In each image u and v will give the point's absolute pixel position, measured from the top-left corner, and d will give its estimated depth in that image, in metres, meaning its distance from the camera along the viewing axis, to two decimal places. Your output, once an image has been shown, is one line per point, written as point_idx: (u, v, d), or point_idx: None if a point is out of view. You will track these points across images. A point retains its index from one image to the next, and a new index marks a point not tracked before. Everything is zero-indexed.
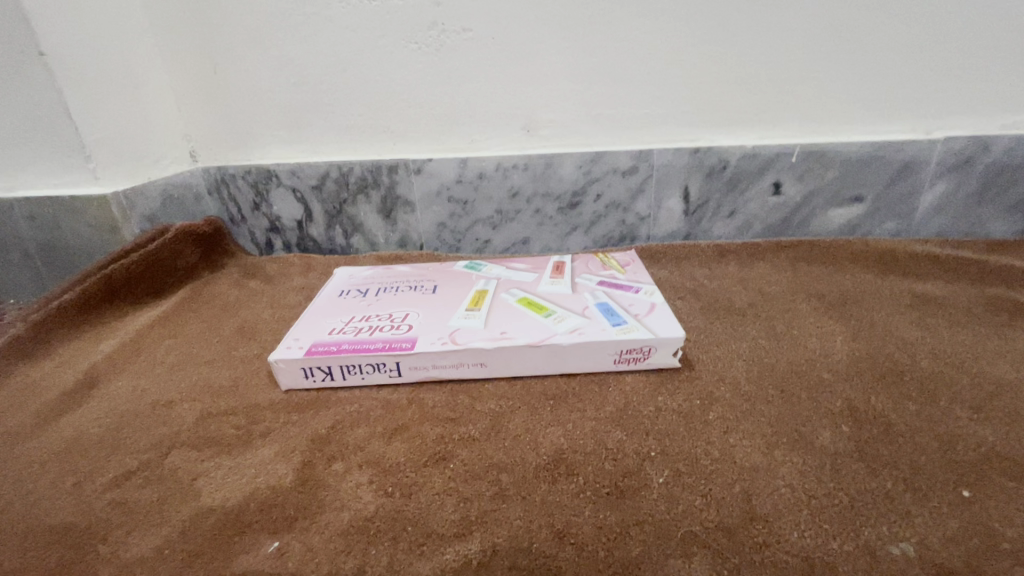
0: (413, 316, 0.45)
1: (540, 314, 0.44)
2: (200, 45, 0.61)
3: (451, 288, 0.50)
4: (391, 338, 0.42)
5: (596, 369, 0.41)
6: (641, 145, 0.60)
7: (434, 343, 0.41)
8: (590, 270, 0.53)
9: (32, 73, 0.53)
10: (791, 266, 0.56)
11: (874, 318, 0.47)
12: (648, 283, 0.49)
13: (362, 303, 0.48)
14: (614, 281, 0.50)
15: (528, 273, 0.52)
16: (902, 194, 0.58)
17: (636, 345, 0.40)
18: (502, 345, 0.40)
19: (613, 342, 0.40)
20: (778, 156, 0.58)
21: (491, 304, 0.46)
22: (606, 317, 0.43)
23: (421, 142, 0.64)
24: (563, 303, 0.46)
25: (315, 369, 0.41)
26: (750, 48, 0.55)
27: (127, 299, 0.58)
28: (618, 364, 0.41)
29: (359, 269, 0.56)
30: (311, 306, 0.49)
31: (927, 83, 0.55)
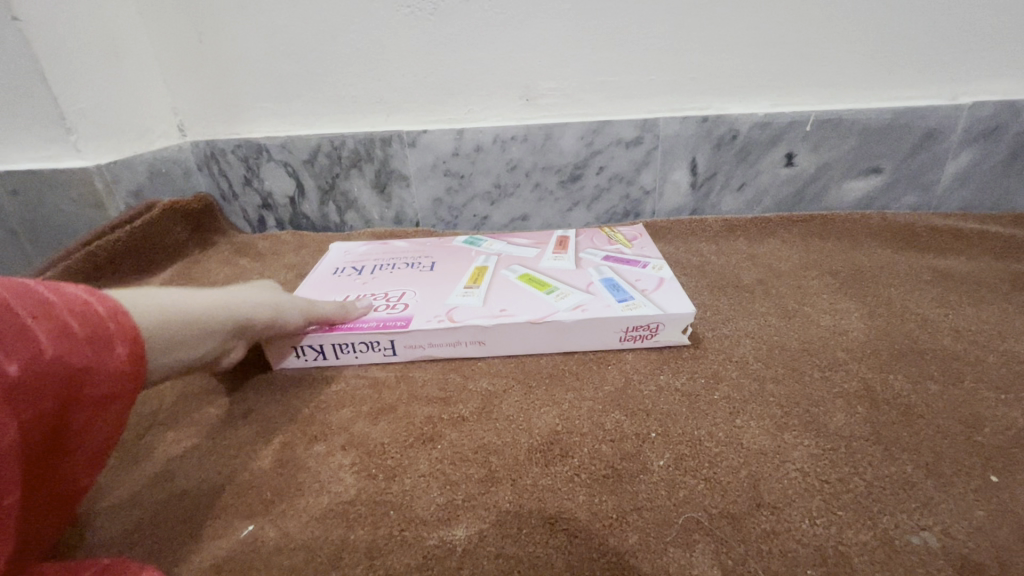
0: (409, 294, 0.43)
1: (541, 290, 0.41)
2: (185, 12, 0.59)
3: (449, 264, 0.48)
4: (385, 315, 0.40)
5: (602, 347, 0.39)
6: (646, 114, 0.57)
7: (430, 320, 0.39)
8: (595, 245, 0.50)
9: (8, 40, 0.50)
10: (803, 242, 0.53)
11: (891, 295, 0.44)
12: (656, 258, 0.47)
13: (357, 282, 0.46)
14: (621, 256, 0.48)
15: (530, 248, 0.50)
16: (924, 165, 0.55)
17: (644, 321, 0.38)
18: (501, 322, 0.38)
19: (618, 319, 0.37)
20: (791, 124, 0.54)
21: (491, 280, 0.44)
22: (612, 293, 0.40)
23: (416, 114, 0.61)
24: (566, 279, 0.43)
25: (306, 348, 0.39)
26: (764, 10, 0.51)
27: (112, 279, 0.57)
28: (624, 342, 0.38)
29: (354, 246, 0.54)
30: (303, 285, 0.47)
31: (954, 45, 0.51)
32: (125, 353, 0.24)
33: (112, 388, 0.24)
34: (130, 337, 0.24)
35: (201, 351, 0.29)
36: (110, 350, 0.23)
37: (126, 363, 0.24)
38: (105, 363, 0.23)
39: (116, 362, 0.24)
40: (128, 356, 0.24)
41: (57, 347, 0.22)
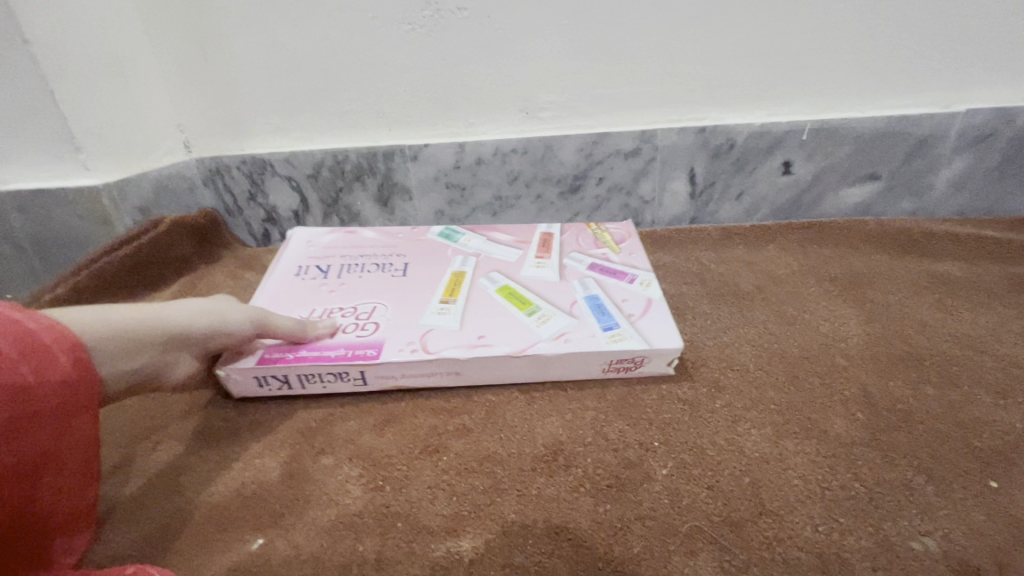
0: (381, 313, 0.41)
1: (521, 313, 0.40)
2: (190, 30, 0.59)
3: (424, 268, 0.46)
4: (355, 344, 0.38)
5: (582, 378, 0.37)
6: (644, 125, 0.58)
7: (402, 350, 0.37)
8: (580, 248, 0.50)
9: (18, 62, 0.52)
10: (802, 249, 0.54)
11: (890, 300, 0.44)
12: (643, 270, 0.46)
13: (322, 292, 0.44)
14: (607, 265, 0.47)
15: (510, 252, 0.48)
16: (919, 171, 0.55)
17: (628, 355, 0.36)
18: (478, 354, 0.36)
19: (602, 352, 0.36)
20: (787, 133, 0.55)
21: (469, 293, 0.43)
22: (595, 318, 0.39)
23: (417, 127, 0.62)
24: (548, 295, 0.42)
25: (269, 377, 0.37)
26: (758, 22, 0.52)
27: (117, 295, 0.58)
28: (605, 374, 0.37)
29: (316, 237, 0.52)
30: (259, 295, 0.44)
31: (946, 53, 0.52)
32: (63, 358, 0.27)
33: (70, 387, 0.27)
34: (64, 343, 0.28)
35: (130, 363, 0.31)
36: (54, 358, 0.27)
37: (71, 368, 0.27)
38: (53, 369, 0.27)
39: (60, 364, 0.27)
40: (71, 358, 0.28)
41: None
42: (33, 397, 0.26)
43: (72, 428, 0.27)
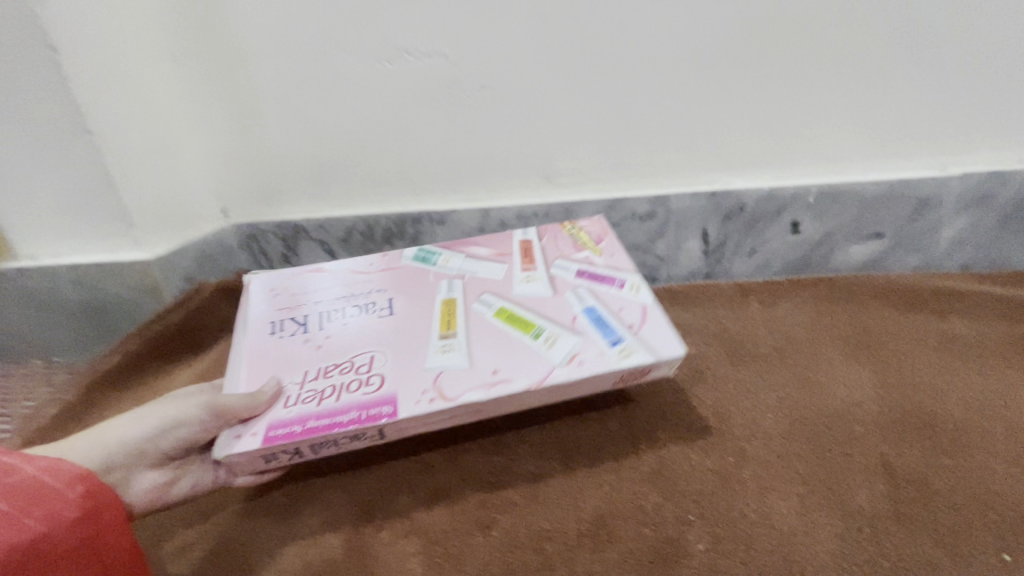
0: (381, 357, 0.42)
1: (528, 336, 0.43)
2: (229, 108, 0.62)
3: (410, 302, 0.47)
4: (364, 400, 0.39)
5: (597, 388, 0.41)
6: (660, 190, 0.61)
7: (420, 398, 0.39)
8: (563, 253, 0.51)
9: (78, 149, 0.57)
10: (815, 306, 0.56)
11: (900, 361, 0.47)
12: (628, 269, 0.49)
13: (309, 348, 0.44)
14: (593, 268, 0.49)
15: (494, 268, 0.50)
16: (922, 229, 0.59)
17: (637, 367, 0.40)
18: (499, 394, 0.39)
19: (614, 372, 0.40)
20: (795, 197, 0.59)
21: (465, 322, 0.45)
22: (596, 339, 0.42)
23: (444, 194, 0.66)
24: (548, 312, 0.45)
25: (279, 453, 0.38)
26: (763, 95, 0.56)
27: (169, 363, 0.62)
28: (617, 382, 0.41)
29: (276, 285, 0.50)
30: (234, 370, 0.43)
31: (942, 120, 0.56)
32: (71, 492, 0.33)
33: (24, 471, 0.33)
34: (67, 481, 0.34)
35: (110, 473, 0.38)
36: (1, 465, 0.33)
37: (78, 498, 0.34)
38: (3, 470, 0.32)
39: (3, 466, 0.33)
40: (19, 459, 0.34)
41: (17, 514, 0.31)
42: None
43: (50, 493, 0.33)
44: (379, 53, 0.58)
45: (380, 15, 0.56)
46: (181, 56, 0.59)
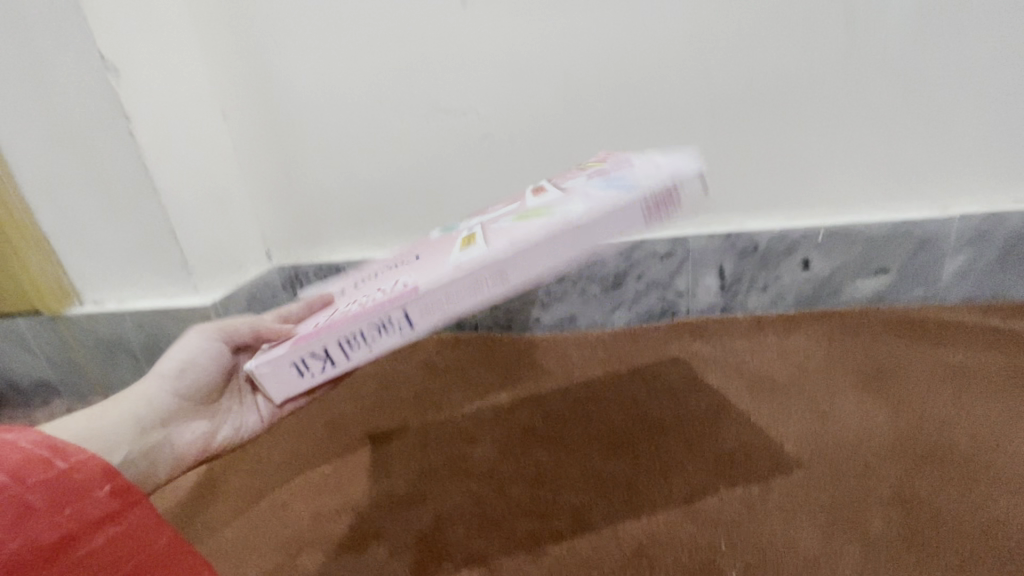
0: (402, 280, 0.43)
1: (542, 218, 0.42)
2: (278, 160, 0.68)
3: (432, 246, 0.48)
4: (385, 297, 0.39)
5: (632, 232, 0.40)
6: (677, 231, 0.66)
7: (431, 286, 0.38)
8: (576, 183, 0.51)
9: (148, 205, 0.61)
10: (826, 338, 0.60)
11: (914, 395, 0.51)
12: (642, 166, 0.49)
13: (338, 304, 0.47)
14: (609, 177, 0.49)
15: (511, 208, 0.50)
16: (925, 264, 0.62)
17: (661, 193, 0.41)
18: (516, 246, 0.38)
19: (634, 200, 0.40)
20: (805, 236, 0.63)
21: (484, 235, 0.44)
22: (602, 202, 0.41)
23: None
24: (565, 201, 0.45)
25: (309, 359, 0.38)
26: (768, 143, 0.61)
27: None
28: (649, 221, 0.41)
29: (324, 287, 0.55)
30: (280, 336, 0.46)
31: (938, 163, 0.60)
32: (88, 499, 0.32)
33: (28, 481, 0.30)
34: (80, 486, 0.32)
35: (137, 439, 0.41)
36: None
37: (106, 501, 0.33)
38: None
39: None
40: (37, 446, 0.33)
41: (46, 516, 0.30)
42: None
43: (72, 491, 0.32)
44: (419, 109, 0.64)
45: (423, 75, 0.62)
46: (234, 115, 0.67)
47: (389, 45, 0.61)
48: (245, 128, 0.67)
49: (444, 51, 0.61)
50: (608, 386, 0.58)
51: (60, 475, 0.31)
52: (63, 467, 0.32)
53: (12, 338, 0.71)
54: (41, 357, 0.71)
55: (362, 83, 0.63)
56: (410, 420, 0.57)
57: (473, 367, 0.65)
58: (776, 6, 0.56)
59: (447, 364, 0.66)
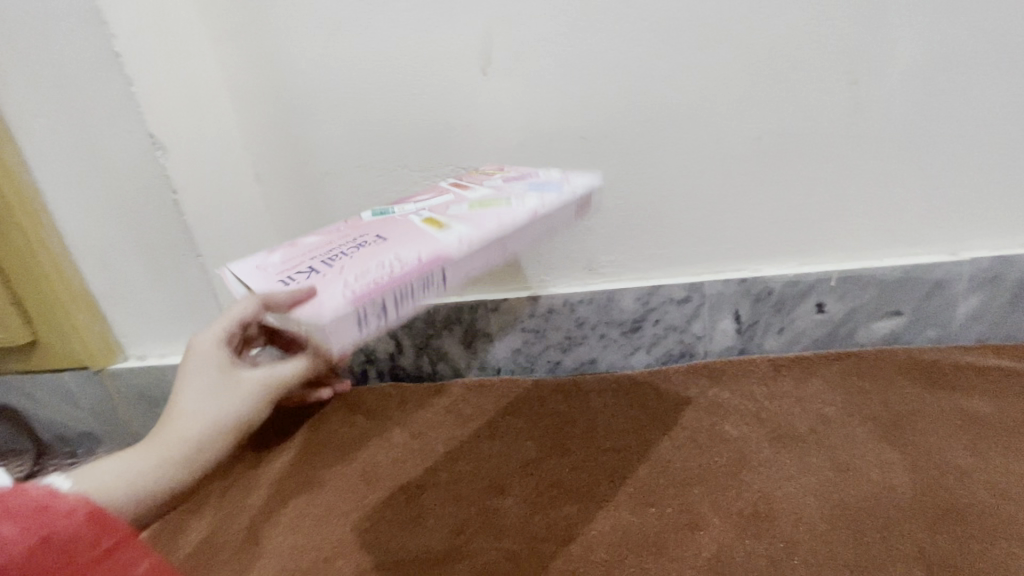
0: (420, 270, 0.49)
1: (498, 206, 0.51)
2: (308, 220, 0.71)
3: (394, 227, 0.50)
4: (415, 258, 0.44)
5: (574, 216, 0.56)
6: (692, 278, 0.68)
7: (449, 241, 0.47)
8: (480, 181, 0.58)
9: (189, 269, 0.67)
10: (843, 382, 0.62)
11: (928, 444, 0.54)
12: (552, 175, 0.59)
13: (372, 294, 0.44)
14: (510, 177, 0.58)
15: (438, 198, 0.55)
16: (938, 307, 0.65)
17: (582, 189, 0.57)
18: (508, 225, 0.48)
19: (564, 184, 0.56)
20: (818, 281, 0.65)
21: (447, 216, 0.50)
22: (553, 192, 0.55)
23: (498, 282, 0.70)
24: (512, 195, 0.53)
25: (367, 312, 0.41)
26: (779, 197, 0.64)
27: (250, 465, 0.64)
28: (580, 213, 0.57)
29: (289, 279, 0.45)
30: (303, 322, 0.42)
31: (947, 212, 0.63)
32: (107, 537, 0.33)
33: (43, 532, 0.31)
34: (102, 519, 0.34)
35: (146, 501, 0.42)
36: (13, 525, 0.30)
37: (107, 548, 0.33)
38: (21, 524, 0.30)
39: (17, 530, 0.30)
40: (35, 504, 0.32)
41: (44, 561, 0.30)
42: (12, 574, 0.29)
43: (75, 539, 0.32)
44: (443, 170, 0.67)
45: (446, 139, 0.66)
46: (267, 178, 0.69)
47: (413, 112, 0.64)
48: (274, 190, 0.70)
49: (465, 117, 0.64)
50: (634, 436, 0.60)
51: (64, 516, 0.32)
52: (61, 509, 0.32)
53: (57, 391, 0.74)
54: (87, 409, 0.76)
55: (388, 148, 0.66)
56: (441, 471, 0.59)
57: (499, 416, 0.65)
58: (783, 71, 0.59)
59: (473, 411, 0.67)
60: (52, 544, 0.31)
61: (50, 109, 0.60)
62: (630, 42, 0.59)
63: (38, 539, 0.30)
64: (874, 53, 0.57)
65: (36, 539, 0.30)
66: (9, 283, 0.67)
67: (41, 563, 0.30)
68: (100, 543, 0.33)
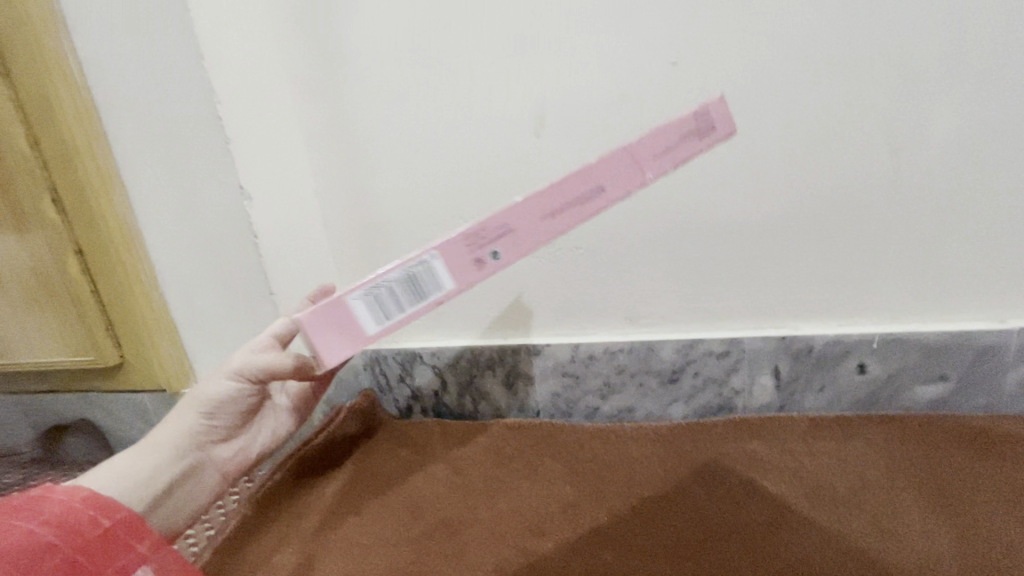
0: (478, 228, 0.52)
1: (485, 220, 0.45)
2: (369, 263, 0.77)
3: None
4: None
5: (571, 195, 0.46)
6: (732, 333, 0.69)
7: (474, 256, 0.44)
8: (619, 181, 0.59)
9: (264, 307, 0.73)
10: (886, 445, 0.63)
11: (974, 515, 0.54)
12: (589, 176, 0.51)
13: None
14: None
15: None
16: (986, 375, 0.64)
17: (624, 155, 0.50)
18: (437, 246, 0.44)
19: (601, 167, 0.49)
20: (859, 342, 0.66)
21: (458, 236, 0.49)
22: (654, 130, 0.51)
23: (542, 329, 0.74)
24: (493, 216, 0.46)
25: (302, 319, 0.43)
26: (819, 259, 0.66)
27: (306, 492, 0.69)
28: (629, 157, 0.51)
29: None
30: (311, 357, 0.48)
31: (995, 279, 0.63)
32: (101, 521, 0.36)
33: (44, 519, 0.35)
34: (99, 505, 0.37)
35: (145, 481, 0.44)
36: (15, 516, 0.34)
37: (100, 525, 0.36)
38: (20, 516, 0.34)
39: (17, 518, 0.34)
40: (24, 499, 0.36)
41: (37, 540, 0.34)
42: (15, 557, 0.32)
43: (71, 521, 0.35)
44: None
45: (497, 194, 0.71)
46: (334, 222, 0.77)
47: (468, 169, 0.70)
48: (342, 236, 0.77)
49: (518, 174, 0.69)
50: (671, 487, 0.62)
51: (60, 503, 0.36)
52: (59, 497, 0.37)
53: (135, 410, 0.82)
54: None
55: (445, 200, 0.72)
56: (483, 509, 0.62)
57: (539, 457, 0.69)
58: (823, 140, 0.62)
59: (514, 451, 0.70)
60: (52, 524, 0.35)
61: (158, 162, 0.69)
62: (675, 111, 0.64)
63: (40, 521, 0.34)
64: (914, 127, 0.60)
65: (34, 523, 0.34)
66: (107, 313, 0.75)
67: (40, 542, 0.34)
68: (99, 523, 0.36)
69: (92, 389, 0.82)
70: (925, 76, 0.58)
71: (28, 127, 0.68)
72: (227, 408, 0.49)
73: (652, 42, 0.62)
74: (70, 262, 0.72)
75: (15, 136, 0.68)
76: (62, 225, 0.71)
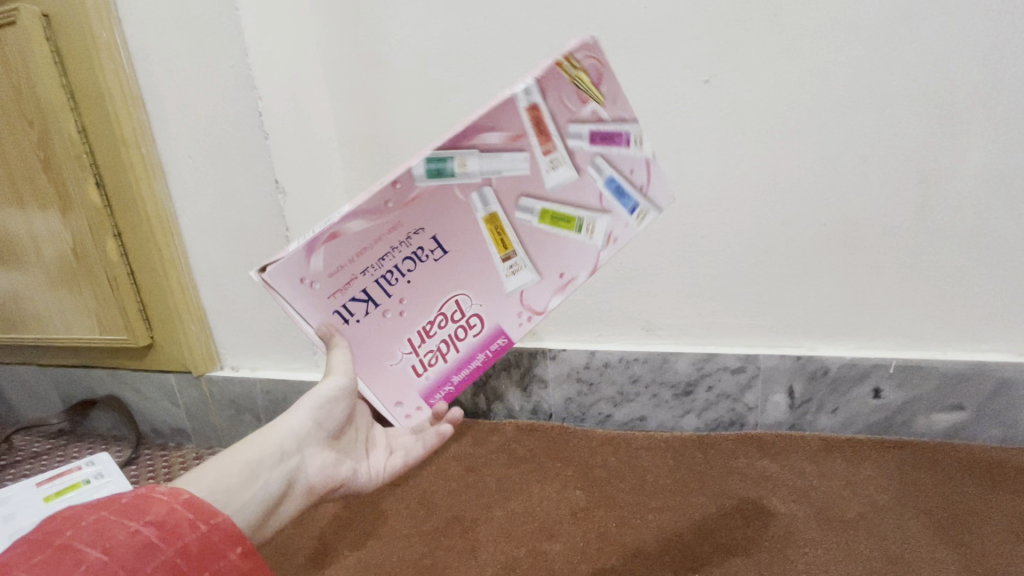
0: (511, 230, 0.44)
1: None
2: None
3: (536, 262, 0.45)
4: None
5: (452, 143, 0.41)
6: (746, 350, 0.70)
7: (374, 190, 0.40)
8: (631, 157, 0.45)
9: None
10: (897, 471, 0.63)
11: (985, 547, 0.54)
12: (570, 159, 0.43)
13: (509, 325, 0.45)
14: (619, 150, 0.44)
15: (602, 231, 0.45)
16: (1003, 408, 0.64)
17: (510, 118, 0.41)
18: None
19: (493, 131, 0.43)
20: (876, 366, 0.66)
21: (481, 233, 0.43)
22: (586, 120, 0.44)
23: (559, 334, 0.75)
24: None
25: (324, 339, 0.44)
26: (840, 283, 0.66)
27: None
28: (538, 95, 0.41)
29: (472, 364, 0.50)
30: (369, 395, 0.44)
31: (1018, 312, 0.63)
32: (201, 525, 0.32)
33: (150, 517, 0.31)
34: (198, 508, 0.33)
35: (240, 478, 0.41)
36: (122, 515, 0.30)
37: (201, 529, 0.32)
38: (128, 513, 0.30)
39: (122, 517, 0.30)
40: (131, 497, 0.32)
41: (136, 541, 0.29)
42: (118, 555, 0.28)
43: (174, 525, 0.31)
44: None
45: None
46: None
47: None
48: None
49: None
50: (680, 496, 0.63)
51: (161, 501, 0.32)
52: (164, 497, 0.33)
53: (162, 390, 0.85)
54: (183, 408, 0.85)
55: None
56: (494, 508, 0.64)
57: (550, 460, 0.70)
58: (852, 164, 0.62)
59: (526, 452, 0.72)
60: (155, 524, 0.31)
61: (197, 152, 0.71)
62: (705, 128, 0.64)
63: (142, 521, 0.30)
64: (946, 158, 0.60)
65: (139, 522, 0.30)
66: (141, 297, 0.79)
67: (145, 543, 0.29)
68: (198, 527, 0.32)
69: (121, 367, 0.86)
70: (959, 106, 0.58)
71: (77, 114, 0.71)
72: (325, 415, 0.46)
73: (684, 59, 0.63)
74: (107, 243, 0.75)
75: (63, 122, 0.70)
76: (104, 210, 0.74)
